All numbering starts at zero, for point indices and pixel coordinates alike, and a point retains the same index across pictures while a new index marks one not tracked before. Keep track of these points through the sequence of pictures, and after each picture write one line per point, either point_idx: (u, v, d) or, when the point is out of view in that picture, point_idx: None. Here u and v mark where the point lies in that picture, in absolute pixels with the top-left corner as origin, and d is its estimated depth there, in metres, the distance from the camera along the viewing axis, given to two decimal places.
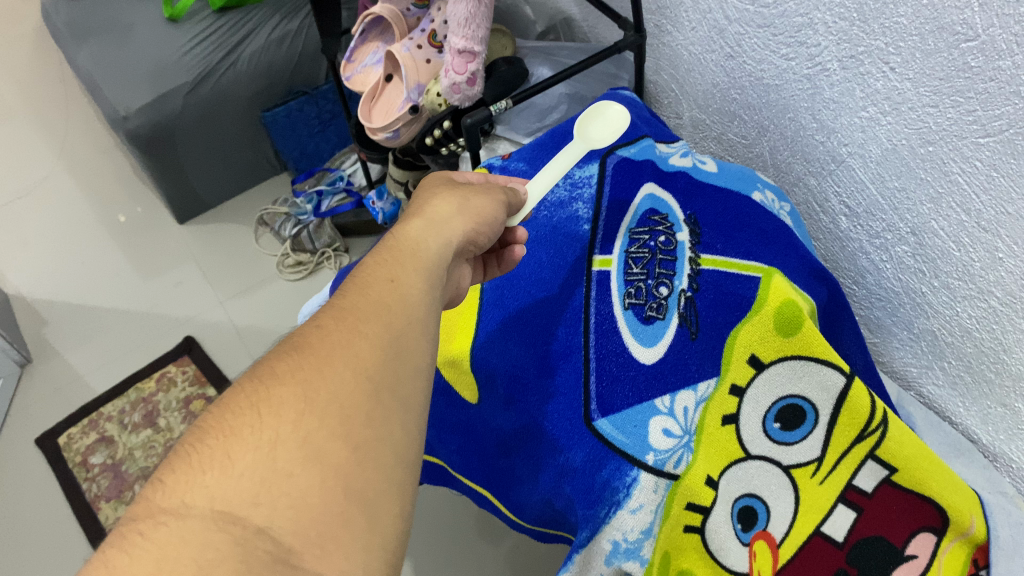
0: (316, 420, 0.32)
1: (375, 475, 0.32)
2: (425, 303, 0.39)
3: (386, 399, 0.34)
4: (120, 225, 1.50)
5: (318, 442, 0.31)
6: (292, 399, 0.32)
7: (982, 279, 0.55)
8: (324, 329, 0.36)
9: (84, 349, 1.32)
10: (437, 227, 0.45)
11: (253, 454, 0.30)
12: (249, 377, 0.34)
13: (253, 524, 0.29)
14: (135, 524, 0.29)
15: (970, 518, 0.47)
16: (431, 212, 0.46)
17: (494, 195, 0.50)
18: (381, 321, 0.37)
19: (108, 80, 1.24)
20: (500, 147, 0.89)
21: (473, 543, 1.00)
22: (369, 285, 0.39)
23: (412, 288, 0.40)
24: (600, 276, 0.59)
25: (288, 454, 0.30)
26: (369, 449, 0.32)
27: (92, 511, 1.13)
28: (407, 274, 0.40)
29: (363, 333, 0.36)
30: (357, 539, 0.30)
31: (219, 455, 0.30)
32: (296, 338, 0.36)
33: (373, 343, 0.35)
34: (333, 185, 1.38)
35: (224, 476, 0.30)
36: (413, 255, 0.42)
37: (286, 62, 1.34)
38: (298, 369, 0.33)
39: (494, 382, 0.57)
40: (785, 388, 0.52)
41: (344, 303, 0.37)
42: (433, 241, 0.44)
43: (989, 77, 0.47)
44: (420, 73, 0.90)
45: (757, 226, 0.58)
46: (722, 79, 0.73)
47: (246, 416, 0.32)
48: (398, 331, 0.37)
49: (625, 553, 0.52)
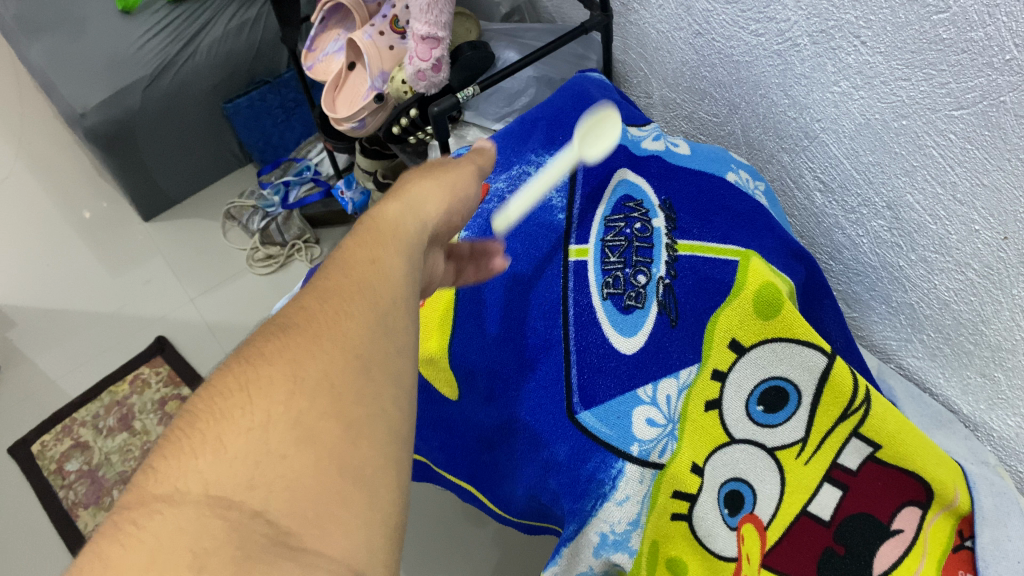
0: (307, 401, 0.30)
1: (370, 451, 0.30)
2: (406, 279, 0.38)
3: (377, 375, 0.33)
4: (85, 221, 1.47)
5: (310, 422, 0.30)
6: (281, 379, 0.31)
7: (959, 252, 0.55)
8: (307, 310, 0.34)
9: (55, 353, 1.29)
10: (413, 209, 0.43)
11: (245, 438, 0.29)
12: (237, 360, 0.32)
13: (249, 508, 0.27)
14: (127, 513, 0.27)
15: (954, 490, 0.48)
16: (408, 191, 0.44)
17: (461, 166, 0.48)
18: (365, 300, 0.35)
19: (63, 75, 1.21)
20: (469, 134, 0.88)
21: (463, 530, 0.99)
22: (351, 265, 0.37)
23: (394, 268, 0.38)
24: (577, 266, 0.58)
25: (280, 436, 0.29)
26: (362, 427, 0.31)
27: (71, 519, 1.11)
28: (390, 255, 0.39)
29: (350, 312, 0.34)
30: (357, 516, 0.29)
31: (211, 438, 0.29)
32: (278, 318, 0.34)
33: (360, 323, 0.34)
34: (300, 175, 1.34)
35: (217, 460, 0.28)
36: (393, 233, 0.40)
37: (246, 52, 1.31)
38: (285, 349, 0.32)
39: (474, 379, 0.57)
40: (767, 371, 0.50)
41: (326, 286, 0.36)
42: (410, 222, 0.42)
43: (961, 49, 0.46)
44: (383, 60, 0.88)
45: (730, 209, 0.57)
46: (691, 57, 0.71)
47: (236, 398, 0.30)
48: (384, 310, 0.35)
49: (613, 544, 0.53)
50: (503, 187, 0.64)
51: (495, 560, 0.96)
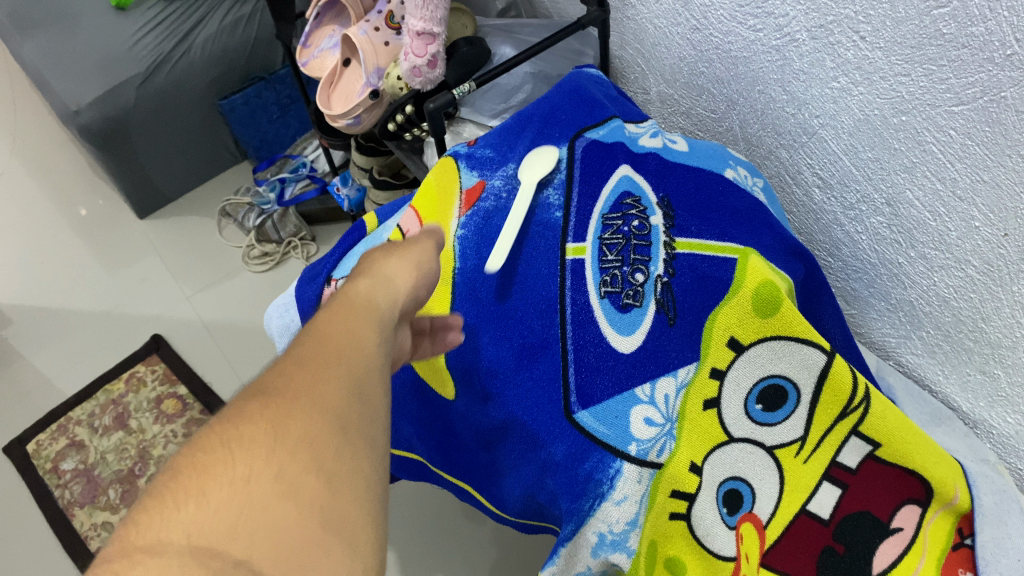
0: (288, 455, 0.29)
1: (350, 504, 0.30)
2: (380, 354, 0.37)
3: (354, 436, 0.32)
4: (81, 219, 1.46)
5: (291, 475, 0.29)
6: (263, 435, 0.30)
7: (959, 248, 0.54)
8: (285, 375, 0.33)
9: (50, 351, 1.29)
10: (382, 285, 0.42)
11: (228, 491, 0.28)
12: (217, 420, 0.31)
13: (231, 557, 0.26)
14: (108, 566, 0.26)
15: (954, 488, 0.47)
16: (377, 269, 0.43)
17: (422, 242, 0.48)
18: (341, 366, 0.35)
19: (56, 72, 1.20)
20: (465, 130, 0.87)
21: (460, 528, 1.00)
22: (323, 334, 0.36)
23: (368, 339, 0.37)
24: (575, 264, 0.57)
25: (263, 488, 0.28)
26: (342, 481, 0.30)
27: (67, 518, 1.11)
28: (362, 326, 0.38)
29: (325, 377, 0.33)
30: (341, 561, 0.28)
31: (194, 491, 0.28)
32: (254, 383, 0.33)
33: (337, 386, 0.33)
34: (296, 172, 1.35)
35: (200, 512, 0.27)
36: (367, 304, 0.40)
37: (241, 48, 1.30)
38: (265, 408, 0.31)
39: (472, 379, 0.57)
40: (765, 369, 0.50)
41: (300, 352, 0.35)
42: (381, 297, 0.41)
43: (962, 44, 0.46)
44: (379, 56, 0.87)
45: (729, 206, 0.56)
46: (688, 53, 0.71)
47: (218, 453, 0.29)
48: (359, 377, 0.35)
49: (611, 544, 0.53)
50: (500, 185, 0.62)
51: (494, 557, 0.97)
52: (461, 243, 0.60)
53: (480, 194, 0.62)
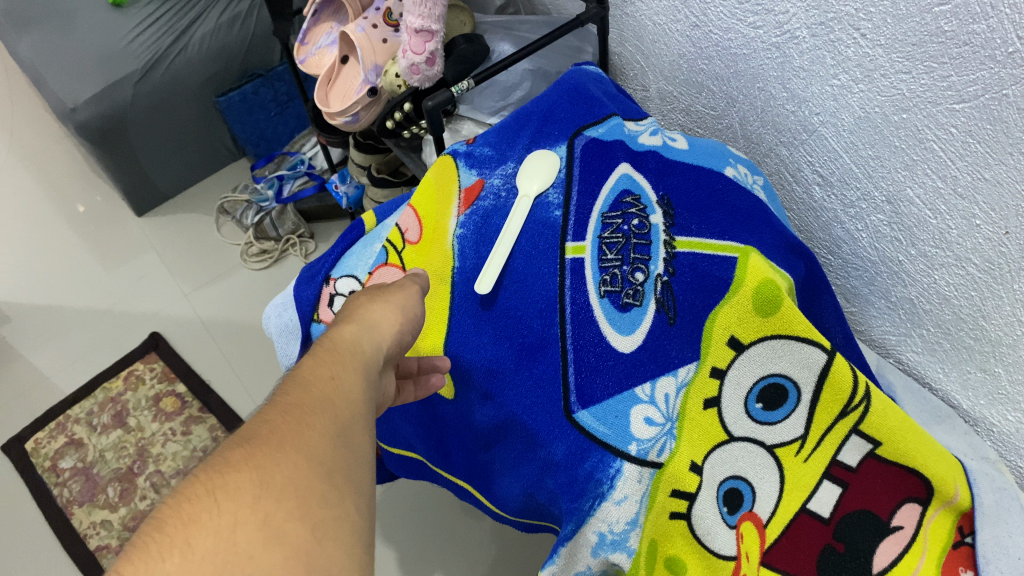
0: (274, 503, 0.30)
1: (335, 550, 0.30)
2: (365, 401, 0.37)
3: (340, 480, 0.32)
4: (78, 216, 1.46)
5: (277, 523, 0.29)
6: (249, 483, 0.30)
7: (959, 246, 0.54)
8: (270, 422, 0.33)
9: (49, 349, 1.29)
10: (369, 330, 0.42)
11: (213, 540, 0.28)
12: (203, 465, 0.31)
13: None
14: None
15: (954, 486, 0.46)
16: (363, 316, 0.44)
17: (408, 288, 0.48)
18: (327, 412, 0.35)
19: (52, 70, 1.20)
20: (464, 128, 0.86)
21: (459, 524, 1.01)
22: (308, 381, 0.36)
23: (351, 385, 0.37)
24: (574, 263, 0.57)
25: (248, 536, 0.28)
26: (327, 528, 0.30)
27: (66, 517, 1.11)
28: (347, 372, 0.38)
29: (313, 423, 0.33)
30: None
31: (179, 542, 0.28)
32: (239, 428, 0.33)
33: (323, 433, 0.33)
34: (294, 168, 1.33)
35: (185, 562, 0.28)
36: (353, 353, 0.40)
37: (239, 44, 1.30)
38: (251, 454, 0.31)
39: (471, 378, 0.57)
40: (766, 368, 0.50)
41: (288, 398, 0.35)
42: (367, 343, 0.42)
43: (964, 41, 0.45)
44: (377, 54, 0.87)
45: (729, 204, 0.56)
46: (688, 50, 0.71)
47: (204, 501, 0.29)
48: (344, 423, 0.35)
49: (611, 544, 0.52)
50: (500, 184, 0.62)
51: (493, 553, 0.97)
52: (459, 244, 0.60)
53: (479, 192, 0.62)
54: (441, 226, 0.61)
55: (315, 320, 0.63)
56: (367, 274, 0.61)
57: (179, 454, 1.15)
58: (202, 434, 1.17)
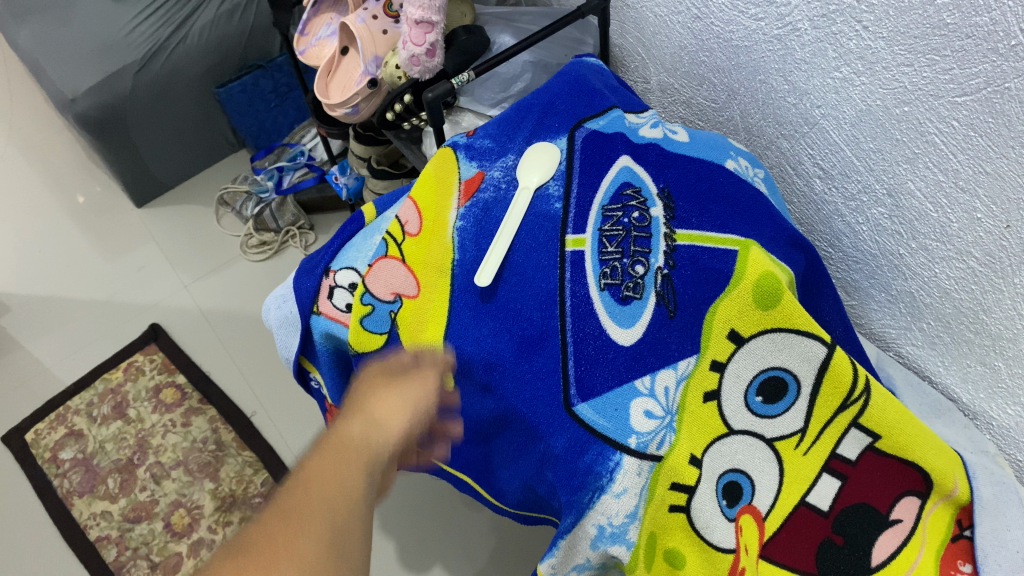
0: None
1: None
2: (364, 498, 0.43)
3: None
4: (79, 207, 1.46)
5: None
6: None
7: (960, 240, 0.54)
8: (269, 528, 0.39)
9: (50, 340, 1.29)
10: (377, 427, 0.48)
11: None
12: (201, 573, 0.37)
13: None
14: None
15: (954, 481, 0.46)
16: (369, 409, 0.49)
17: (423, 372, 0.53)
18: (324, 517, 0.40)
19: (52, 61, 1.20)
20: (464, 120, 0.85)
21: (459, 516, 1.01)
22: (312, 479, 0.42)
23: (352, 485, 0.43)
24: (574, 256, 0.56)
25: None
26: None
27: (66, 509, 1.11)
28: (349, 473, 0.44)
29: (305, 531, 0.39)
30: None
31: None
32: (240, 539, 0.39)
33: (316, 538, 0.39)
34: (294, 160, 1.34)
35: None
36: (357, 451, 0.46)
37: (238, 35, 1.29)
38: (245, 564, 0.37)
39: (471, 370, 0.55)
40: (766, 361, 0.50)
41: (287, 502, 0.40)
42: (376, 441, 0.47)
43: (965, 34, 0.45)
44: (377, 45, 0.86)
45: (730, 197, 0.55)
46: (689, 42, 0.71)
47: None
48: (339, 523, 0.40)
49: (611, 537, 0.52)
50: (500, 176, 0.62)
51: (493, 545, 0.98)
52: (459, 235, 0.59)
53: (479, 184, 0.61)
54: (442, 217, 0.60)
55: (315, 312, 0.62)
56: (368, 266, 0.60)
57: (179, 445, 1.15)
58: (202, 426, 1.17)
